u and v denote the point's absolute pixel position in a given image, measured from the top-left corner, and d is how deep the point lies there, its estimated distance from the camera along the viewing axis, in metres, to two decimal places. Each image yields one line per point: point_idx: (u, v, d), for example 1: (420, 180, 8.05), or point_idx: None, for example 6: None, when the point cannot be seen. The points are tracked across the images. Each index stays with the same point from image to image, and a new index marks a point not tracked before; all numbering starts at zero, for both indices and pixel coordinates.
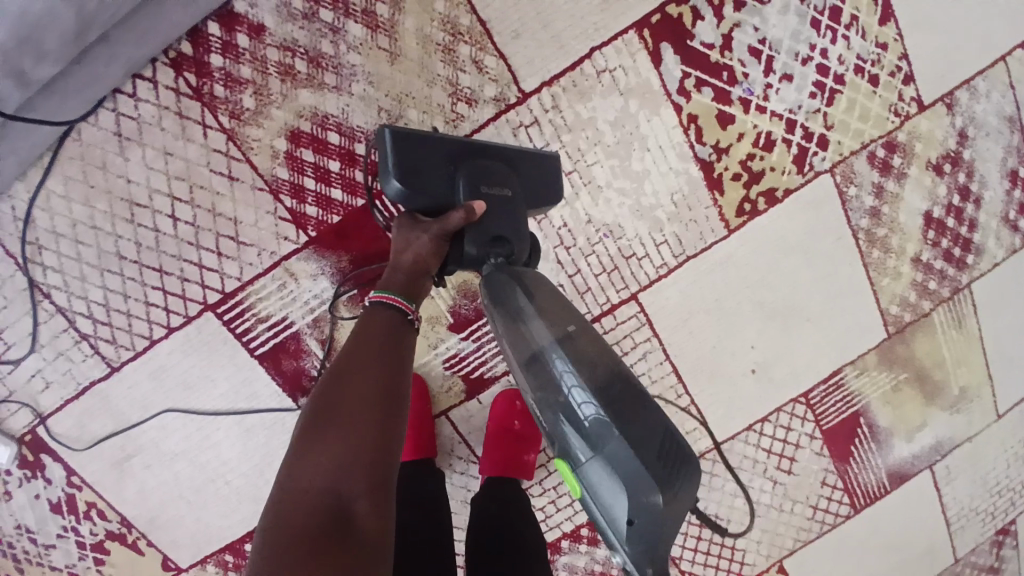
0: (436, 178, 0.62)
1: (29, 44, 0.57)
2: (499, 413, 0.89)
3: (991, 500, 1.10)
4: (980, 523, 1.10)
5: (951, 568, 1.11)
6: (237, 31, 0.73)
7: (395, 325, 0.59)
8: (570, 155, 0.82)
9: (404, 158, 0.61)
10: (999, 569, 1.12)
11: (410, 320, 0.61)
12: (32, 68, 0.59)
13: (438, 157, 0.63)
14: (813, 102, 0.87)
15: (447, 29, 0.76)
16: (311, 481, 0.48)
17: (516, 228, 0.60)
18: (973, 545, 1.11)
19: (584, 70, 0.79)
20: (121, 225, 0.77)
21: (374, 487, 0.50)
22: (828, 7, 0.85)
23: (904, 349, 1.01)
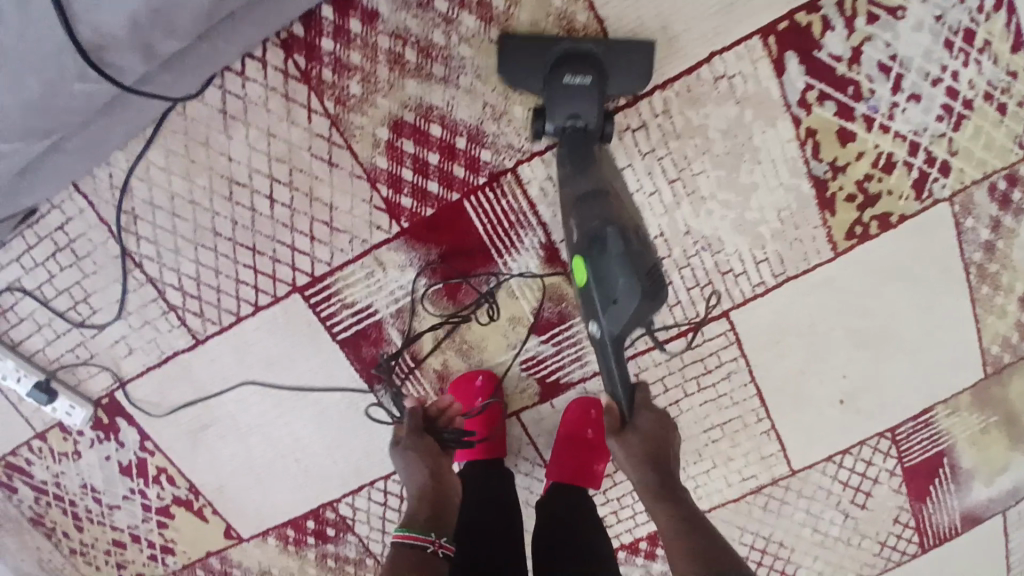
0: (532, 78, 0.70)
1: (162, 17, 0.54)
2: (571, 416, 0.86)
3: None
4: None
5: None
6: (350, 15, 0.71)
7: (416, 561, 0.59)
8: (676, 162, 0.79)
9: (513, 51, 0.70)
10: None
11: (433, 550, 0.60)
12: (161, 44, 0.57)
13: (546, 54, 0.70)
14: (939, 126, 0.80)
15: (563, 25, 0.72)
16: None
17: (586, 111, 0.66)
18: None
19: (702, 74, 0.76)
20: (218, 201, 0.77)
21: None
22: (963, 28, 0.79)
23: (998, 390, 0.96)
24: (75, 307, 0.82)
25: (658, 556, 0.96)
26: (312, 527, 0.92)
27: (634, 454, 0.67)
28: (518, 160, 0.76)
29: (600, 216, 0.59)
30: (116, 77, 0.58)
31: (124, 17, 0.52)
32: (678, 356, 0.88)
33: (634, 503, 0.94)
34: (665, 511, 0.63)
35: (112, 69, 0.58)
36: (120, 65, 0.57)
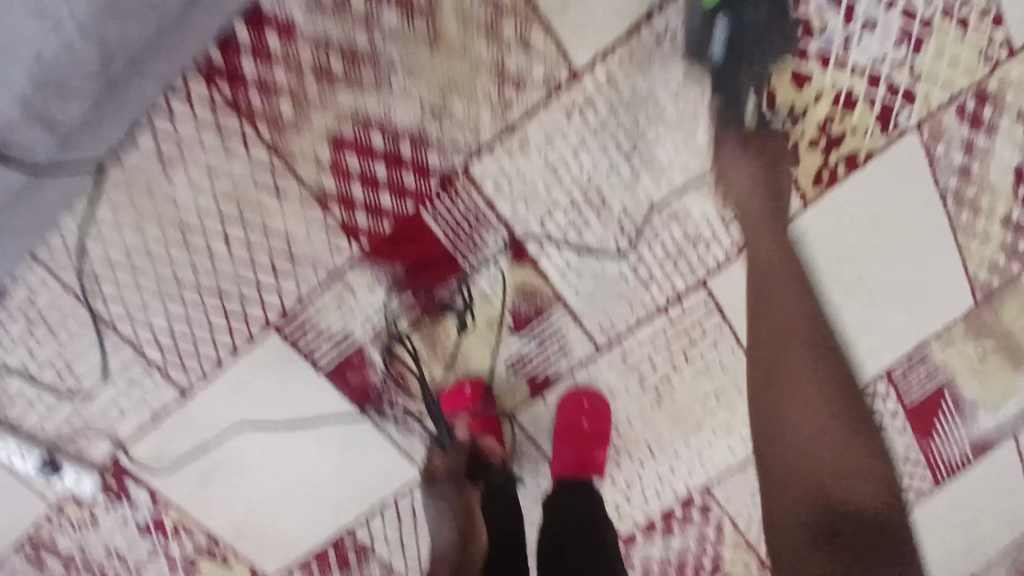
0: None
1: (51, 87, 0.50)
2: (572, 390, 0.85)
3: None
4: None
5: None
6: (266, 33, 0.70)
7: None
8: (628, 133, 0.76)
9: None
10: None
11: None
12: (60, 111, 0.53)
13: None
14: (899, 53, 0.77)
15: (489, 9, 0.70)
16: None
17: None
18: None
19: (642, 38, 0.73)
20: (178, 250, 0.77)
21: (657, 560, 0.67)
22: None
23: (993, 318, 0.96)
24: (59, 376, 0.83)
25: (676, 530, 0.94)
26: (335, 556, 0.92)
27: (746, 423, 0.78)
28: (467, 159, 0.75)
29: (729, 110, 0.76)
30: (25, 159, 0.54)
31: (11, 94, 0.48)
32: (664, 333, 0.85)
33: (642, 484, 0.93)
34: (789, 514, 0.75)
35: (18, 148, 0.53)
36: (25, 144, 0.53)
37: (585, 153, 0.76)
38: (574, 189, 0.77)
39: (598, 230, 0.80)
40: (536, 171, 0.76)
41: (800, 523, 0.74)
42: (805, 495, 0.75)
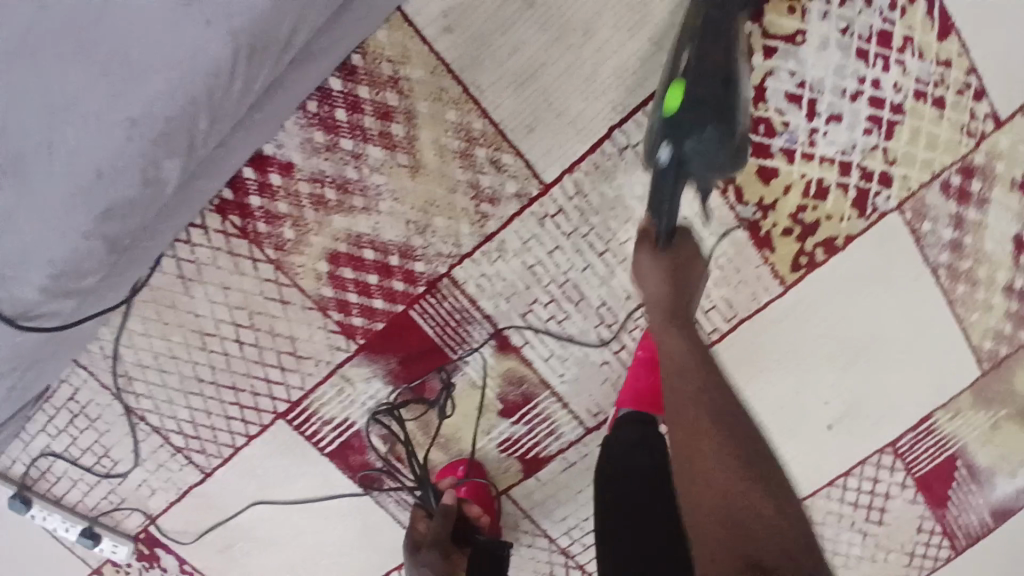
0: None
1: (66, 272, 0.55)
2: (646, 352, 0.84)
3: None
4: None
5: None
6: (269, 171, 0.76)
7: None
8: (601, 235, 0.80)
9: None
10: None
11: None
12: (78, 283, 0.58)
13: None
14: (869, 139, 0.77)
15: (462, 136, 0.75)
16: None
17: None
18: None
19: (605, 149, 0.76)
20: (195, 352, 0.85)
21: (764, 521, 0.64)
22: (877, 31, 0.74)
23: (1001, 384, 0.93)
24: (100, 460, 0.92)
25: None
26: None
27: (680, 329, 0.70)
28: (450, 265, 0.80)
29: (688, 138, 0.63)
30: (49, 322, 0.60)
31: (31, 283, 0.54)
32: None
33: None
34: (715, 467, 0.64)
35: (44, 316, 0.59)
36: (50, 312, 0.59)
37: (560, 252, 0.81)
38: (552, 286, 0.82)
39: (578, 322, 0.84)
40: (513, 270, 0.81)
41: (743, 521, 0.62)
42: (756, 504, 0.63)
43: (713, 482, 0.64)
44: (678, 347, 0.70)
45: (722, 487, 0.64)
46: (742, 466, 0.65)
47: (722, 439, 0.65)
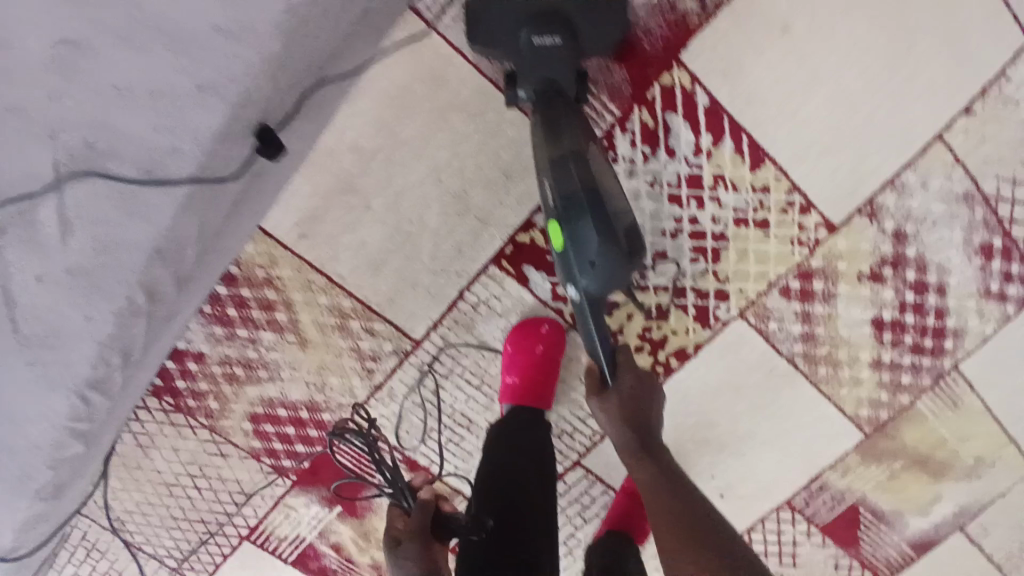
0: (499, 19, 0.69)
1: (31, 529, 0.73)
2: (520, 335, 0.86)
3: None
4: None
5: None
6: (185, 361, 0.92)
7: None
8: (474, 373, 0.92)
9: (488, 7, 0.68)
10: None
11: None
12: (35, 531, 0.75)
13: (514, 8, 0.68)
14: (697, 266, 0.84)
15: (336, 313, 0.88)
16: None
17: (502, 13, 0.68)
18: None
19: (460, 308, 0.87)
20: (166, 498, 1.02)
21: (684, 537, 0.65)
22: (685, 176, 0.79)
23: (890, 440, 0.97)
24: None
25: None
26: None
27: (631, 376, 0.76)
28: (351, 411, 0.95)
29: (551, 119, 0.63)
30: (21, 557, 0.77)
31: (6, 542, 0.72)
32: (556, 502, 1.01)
33: None
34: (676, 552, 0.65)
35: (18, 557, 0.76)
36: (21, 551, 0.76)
37: (442, 390, 0.93)
38: (444, 416, 0.95)
39: (473, 441, 0.97)
40: (403, 410, 0.94)
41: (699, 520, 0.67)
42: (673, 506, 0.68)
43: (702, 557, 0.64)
44: (641, 387, 0.77)
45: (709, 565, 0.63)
46: (669, 476, 0.71)
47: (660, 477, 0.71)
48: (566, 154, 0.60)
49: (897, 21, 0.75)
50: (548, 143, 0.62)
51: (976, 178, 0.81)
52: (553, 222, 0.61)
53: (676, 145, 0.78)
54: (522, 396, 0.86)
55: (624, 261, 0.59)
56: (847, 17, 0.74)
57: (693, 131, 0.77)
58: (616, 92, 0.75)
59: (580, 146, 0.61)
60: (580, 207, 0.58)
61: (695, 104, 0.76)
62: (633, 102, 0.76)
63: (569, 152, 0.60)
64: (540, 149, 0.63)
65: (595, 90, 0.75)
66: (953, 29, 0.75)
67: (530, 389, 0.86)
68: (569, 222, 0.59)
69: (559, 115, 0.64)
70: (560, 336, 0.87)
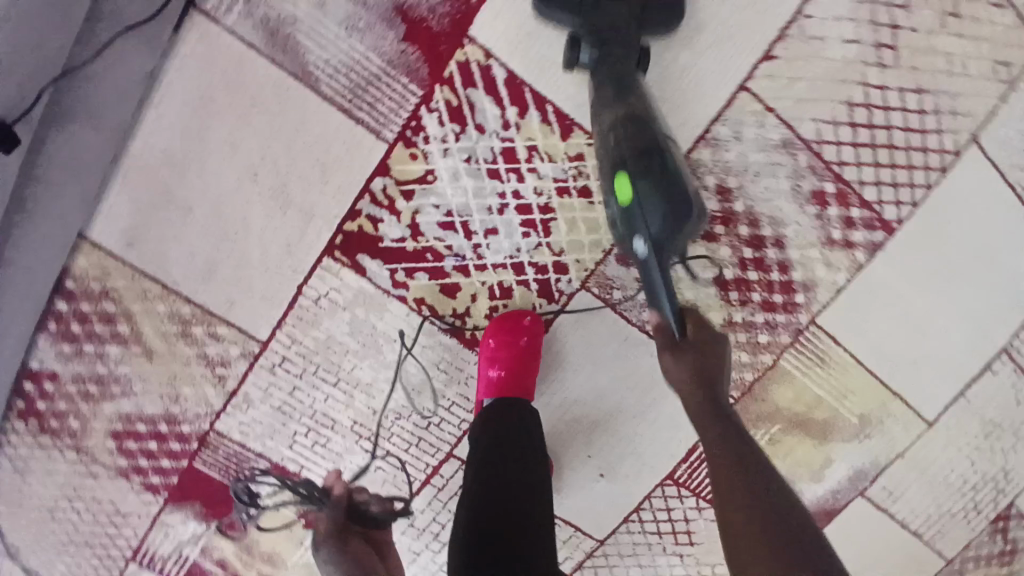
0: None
1: None
2: (503, 330, 0.86)
3: (969, 498, 1.03)
4: (966, 521, 1.04)
5: (945, 569, 1.07)
6: (42, 381, 0.91)
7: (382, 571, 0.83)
8: (328, 370, 0.91)
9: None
10: (1014, 553, 1.05)
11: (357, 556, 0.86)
12: None
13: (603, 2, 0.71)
14: (530, 240, 0.85)
15: (177, 320, 0.88)
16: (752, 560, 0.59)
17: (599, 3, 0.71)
18: (967, 542, 1.05)
19: (302, 303, 0.87)
20: (46, 525, 1.00)
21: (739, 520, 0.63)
22: (499, 150, 0.80)
23: (763, 404, 0.96)
24: None
25: None
26: None
27: (694, 362, 0.74)
28: (212, 419, 0.94)
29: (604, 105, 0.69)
30: None
31: None
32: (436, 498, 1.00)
33: None
34: (766, 561, 0.58)
35: None
36: None
37: (299, 391, 0.92)
38: (306, 418, 0.94)
39: (340, 441, 0.95)
40: (262, 414, 0.94)
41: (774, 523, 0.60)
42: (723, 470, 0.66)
43: (760, 556, 0.59)
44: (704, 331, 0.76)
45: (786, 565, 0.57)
46: (716, 409, 0.71)
47: (711, 401, 0.72)
48: (644, 156, 0.64)
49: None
50: (626, 139, 0.66)
51: (789, 126, 0.82)
52: (621, 176, 0.65)
53: (484, 120, 0.79)
54: (511, 388, 0.85)
55: (680, 208, 0.63)
56: None
57: (498, 105, 0.78)
58: (414, 74, 0.76)
59: (642, 105, 0.68)
60: (651, 152, 0.64)
61: (493, 80, 0.77)
62: (433, 83, 0.77)
63: (622, 119, 0.66)
64: (606, 135, 0.68)
65: (392, 73, 0.76)
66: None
67: (517, 380, 0.85)
68: (640, 183, 0.64)
69: (632, 77, 0.70)
70: (541, 328, 0.88)
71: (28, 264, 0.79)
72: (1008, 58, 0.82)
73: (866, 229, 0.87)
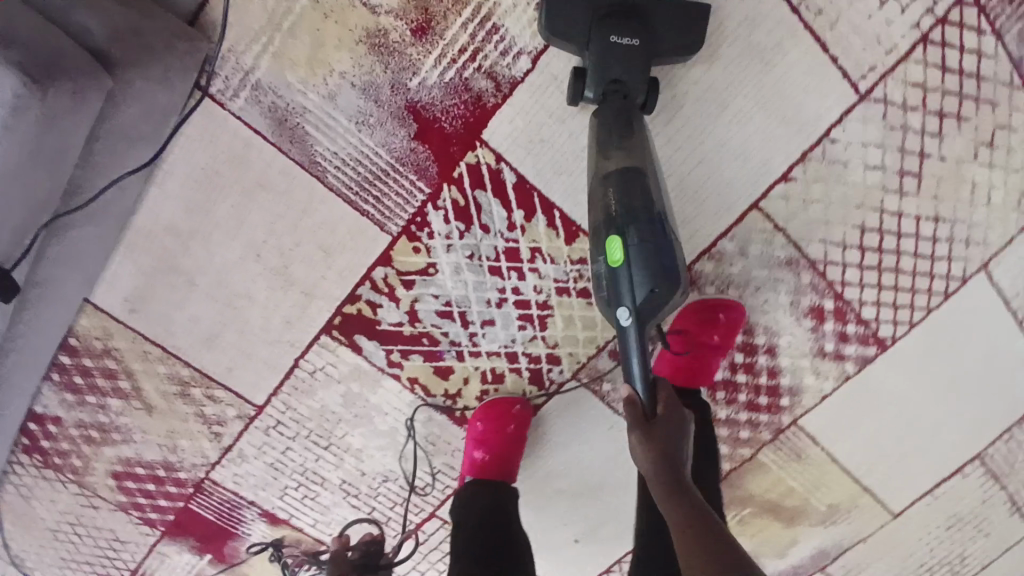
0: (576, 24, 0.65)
1: None
2: (490, 418, 0.87)
3: None
4: None
5: None
6: (46, 424, 0.92)
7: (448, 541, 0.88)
8: (320, 435, 0.93)
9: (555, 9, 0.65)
10: None
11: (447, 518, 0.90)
12: None
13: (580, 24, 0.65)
14: (526, 332, 0.85)
15: (176, 381, 0.89)
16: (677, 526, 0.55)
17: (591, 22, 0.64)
18: None
19: (298, 374, 0.88)
20: (48, 545, 1.04)
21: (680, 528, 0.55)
22: (503, 249, 0.79)
23: (739, 490, 1.00)
24: None
25: None
26: None
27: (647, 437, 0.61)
28: (208, 469, 0.96)
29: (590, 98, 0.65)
30: None
31: None
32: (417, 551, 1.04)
33: None
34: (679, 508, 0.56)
35: None
36: None
37: (292, 451, 0.94)
38: (297, 474, 0.96)
39: (329, 496, 0.98)
40: (255, 468, 0.96)
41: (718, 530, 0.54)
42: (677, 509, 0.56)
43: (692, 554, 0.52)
44: (674, 245, 0.69)
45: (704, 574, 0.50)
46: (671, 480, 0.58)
47: (668, 359, 0.69)
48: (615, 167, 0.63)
49: (706, 91, 0.74)
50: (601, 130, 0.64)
51: (795, 246, 0.82)
52: (614, 238, 0.60)
53: (490, 220, 0.77)
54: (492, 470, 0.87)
55: (668, 278, 0.60)
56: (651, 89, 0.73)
57: (505, 206, 0.76)
58: (422, 171, 0.74)
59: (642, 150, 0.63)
60: (641, 211, 0.61)
61: (502, 183, 0.75)
62: (441, 181, 0.75)
63: (619, 171, 0.62)
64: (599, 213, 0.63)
65: (400, 169, 0.74)
66: (761, 97, 0.74)
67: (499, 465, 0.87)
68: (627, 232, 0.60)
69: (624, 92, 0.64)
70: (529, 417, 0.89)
71: (32, 339, 0.77)
72: None
73: (859, 343, 0.89)
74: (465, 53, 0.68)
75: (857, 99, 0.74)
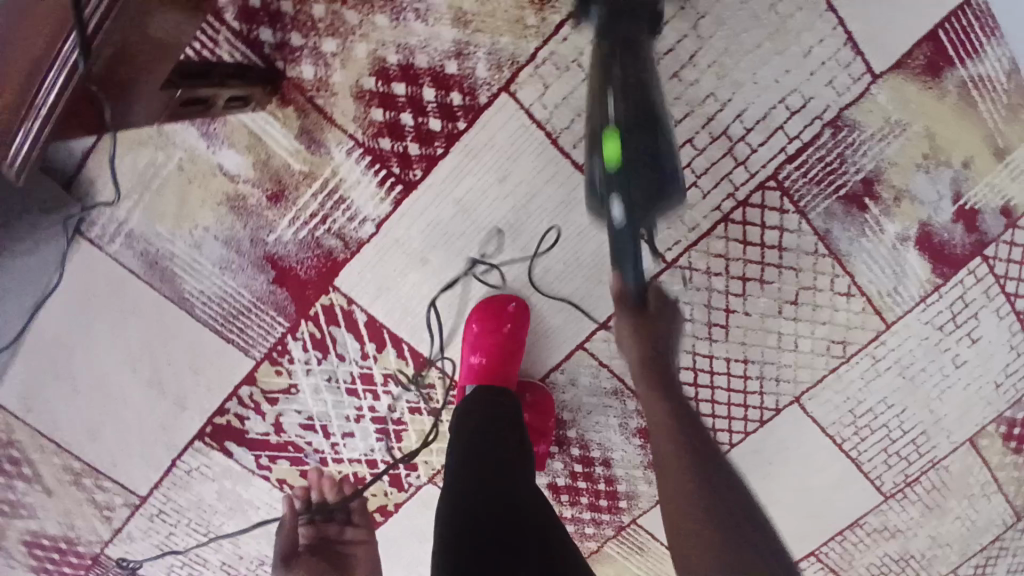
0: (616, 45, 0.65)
1: None
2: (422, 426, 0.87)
3: None
4: None
5: None
6: None
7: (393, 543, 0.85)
8: (199, 523, 1.00)
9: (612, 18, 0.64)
10: None
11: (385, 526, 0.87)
12: None
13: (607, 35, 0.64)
14: (384, 443, 0.94)
15: (70, 471, 0.96)
16: (669, 446, 0.67)
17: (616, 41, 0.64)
18: None
19: (177, 471, 0.96)
20: None
21: (691, 463, 0.65)
22: (358, 374, 0.88)
23: None
24: None
25: None
26: None
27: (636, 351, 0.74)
28: (103, 545, 1.02)
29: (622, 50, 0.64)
30: None
31: None
32: None
33: None
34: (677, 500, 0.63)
35: None
36: None
37: (175, 535, 1.01)
38: (180, 555, 1.03)
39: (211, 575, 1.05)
40: (142, 547, 1.02)
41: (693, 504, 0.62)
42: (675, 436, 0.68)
43: (683, 524, 0.62)
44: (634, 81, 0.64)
45: (703, 512, 0.62)
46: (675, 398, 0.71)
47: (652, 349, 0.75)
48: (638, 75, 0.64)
49: (531, 255, 0.82)
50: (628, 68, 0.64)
51: (622, 379, 0.92)
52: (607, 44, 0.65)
53: (345, 350, 0.87)
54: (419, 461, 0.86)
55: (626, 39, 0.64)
56: (483, 248, 0.82)
57: (358, 340, 0.86)
58: (281, 310, 0.83)
59: (638, 201, 0.65)
60: (645, 120, 0.64)
61: (355, 321, 0.85)
62: (298, 318, 0.84)
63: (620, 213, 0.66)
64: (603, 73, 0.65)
65: (260, 307, 0.83)
66: (578, 260, 0.83)
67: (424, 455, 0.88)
68: (630, 137, 0.63)
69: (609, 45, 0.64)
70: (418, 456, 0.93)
71: None
72: (845, 338, 0.93)
73: None
74: (315, 217, 0.78)
75: (661, 267, 0.89)
